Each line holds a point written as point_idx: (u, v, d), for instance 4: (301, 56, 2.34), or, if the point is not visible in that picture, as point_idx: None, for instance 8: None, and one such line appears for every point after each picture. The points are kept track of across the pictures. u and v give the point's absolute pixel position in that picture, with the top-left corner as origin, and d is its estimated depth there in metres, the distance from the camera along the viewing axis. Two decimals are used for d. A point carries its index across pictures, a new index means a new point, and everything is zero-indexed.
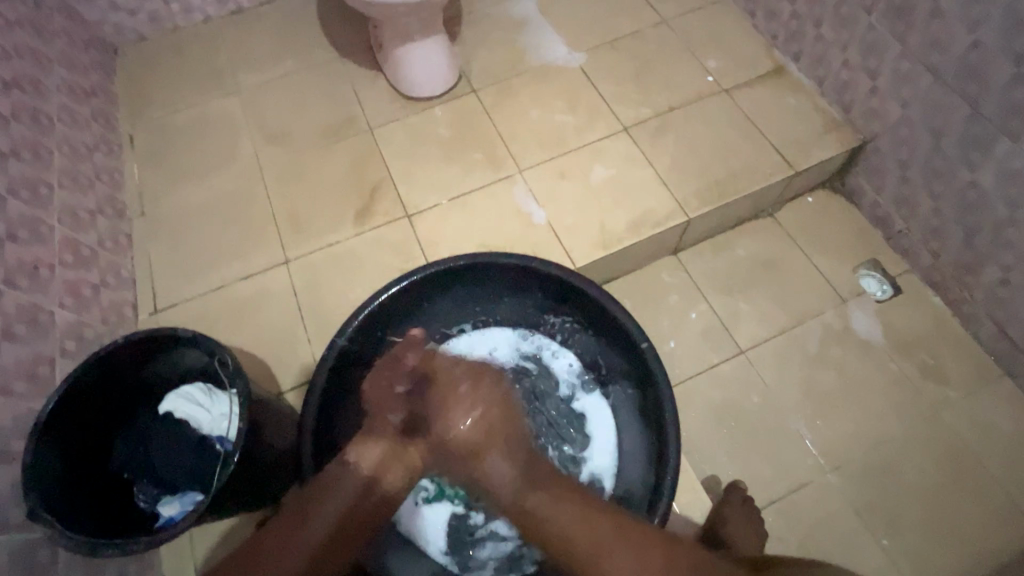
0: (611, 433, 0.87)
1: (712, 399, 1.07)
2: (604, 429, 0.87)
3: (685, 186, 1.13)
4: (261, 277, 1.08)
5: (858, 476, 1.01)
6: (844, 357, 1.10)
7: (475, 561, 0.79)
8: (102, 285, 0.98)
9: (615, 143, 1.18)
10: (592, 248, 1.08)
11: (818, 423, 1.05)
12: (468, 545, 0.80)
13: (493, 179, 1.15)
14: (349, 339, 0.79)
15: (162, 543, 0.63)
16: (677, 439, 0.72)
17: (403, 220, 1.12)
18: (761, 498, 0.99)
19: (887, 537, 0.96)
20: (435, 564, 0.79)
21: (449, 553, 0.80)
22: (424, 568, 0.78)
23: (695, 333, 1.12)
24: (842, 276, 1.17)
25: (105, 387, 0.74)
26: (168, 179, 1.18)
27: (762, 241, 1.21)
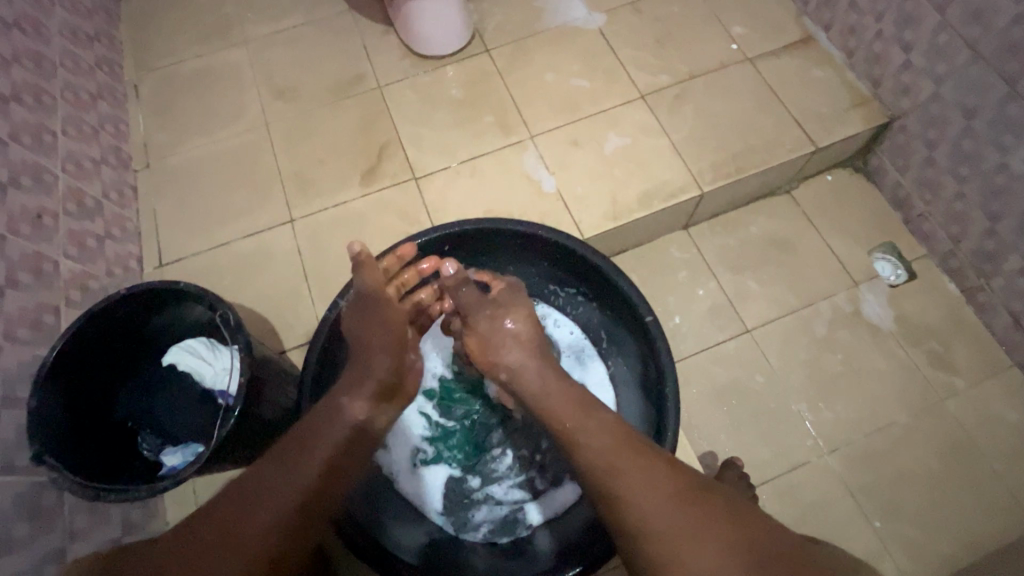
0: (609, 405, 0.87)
1: (714, 377, 1.06)
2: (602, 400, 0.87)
3: (701, 158, 1.10)
4: (265, 235, 1.07)
5: (857, 459, 1.01)
6: (852, 340, 1.09)
7: (470, 524, 0.80)
8: (106, 236, 0.98)
9: (631, 111, 1.14)
10: (601, 219, 1.05)
11: (819, 405, 1.04)
12: (464, 507, 0.81)
13: (504, 144, 1.12)
14: (350, 301, 0.78)
15: (164, 492, 0.64)
16: (677, 415, 0.71)
17: (410, 183, 1.10)
18: (756, 476, 1.00)
19: (880, 520, 0.97)
20: (430, 524, 0.80)
21: (445, 514, 0.80)
22: (419, 528, 0.79)
23: (701, 310, 1.11)
24: (856, 259, 1.15)
25: (107, 337, 0.74)
26: (174, 131, 1.16)
27: (776, 219, 1.18)
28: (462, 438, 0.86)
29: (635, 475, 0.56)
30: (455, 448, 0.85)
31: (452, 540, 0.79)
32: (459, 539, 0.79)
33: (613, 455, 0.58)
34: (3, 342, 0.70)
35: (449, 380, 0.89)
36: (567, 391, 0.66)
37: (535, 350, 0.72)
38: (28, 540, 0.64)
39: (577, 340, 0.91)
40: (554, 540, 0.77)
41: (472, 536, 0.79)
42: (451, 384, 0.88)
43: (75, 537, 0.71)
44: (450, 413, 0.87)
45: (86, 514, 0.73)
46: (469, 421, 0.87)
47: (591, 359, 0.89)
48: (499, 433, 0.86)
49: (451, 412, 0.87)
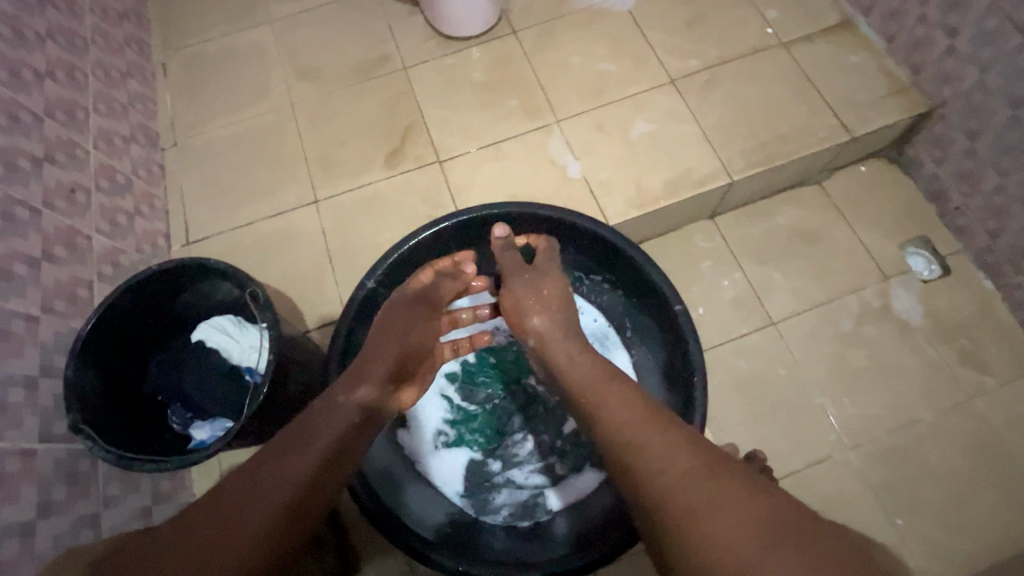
0: None
1: (736, 368, 1.05)
2: None
3: (731, 145, 1.07)
4: (290, 215, 1.08)
5: (880, 455, 0.99)
6: (879, 336, 1.06)
7: (490, 506, 0.81)
8: (136, 213, 1.00)
9: (659, 96, 1.12)
10: (626, 206, 1.04)
11: (843, 400, 1.02)
12: (485, 490, 0.82)
13: (528, 128, 1.11)
14: (378, 282, 0.79)
15: (195, 464, 0.65)
16: (704, 404, 0.71)
17: (434, 166, 1.09)
18: (776, 469, 0.99)
19: (903, 518, 0.95)
20: (451, 505, 0.80)
21: (465, 496, 0.81)
22: (440, 509, 0.80)
23: (724, 301, 1.09)
24: (887, 253, 1.12)
25: (139, 311, 0.75)
26: (201, 111, 1.17)
27: (806, 210, 1.15)
28: (483, 422, 0.86)
29: (653, 446, 0.55)
30: (477, 431, 0.86)
31: (473, 521, 0.79)
32: (479, 521, 0.80)
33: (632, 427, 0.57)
34: (40, 313, 0.72)
35: (472, 363, 0.89)
36: (592, 377, 0.66)
37: (559, 336, 0.71)
38: (66, 505, 0.67)
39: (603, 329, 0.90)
40: (573, 525, 0.78)
41: (493, 518, 0.80)
42: (473, 368, 0.89)
43: (109, 504, 0.73)
44: (473, 397, 0.87)
45: (119, 483, 0.76)
46: (490, 405, 0.87)
47: (615, 347, 0.89)
48: (520, 419, 0.86)
49: (474, 395, 0.87)
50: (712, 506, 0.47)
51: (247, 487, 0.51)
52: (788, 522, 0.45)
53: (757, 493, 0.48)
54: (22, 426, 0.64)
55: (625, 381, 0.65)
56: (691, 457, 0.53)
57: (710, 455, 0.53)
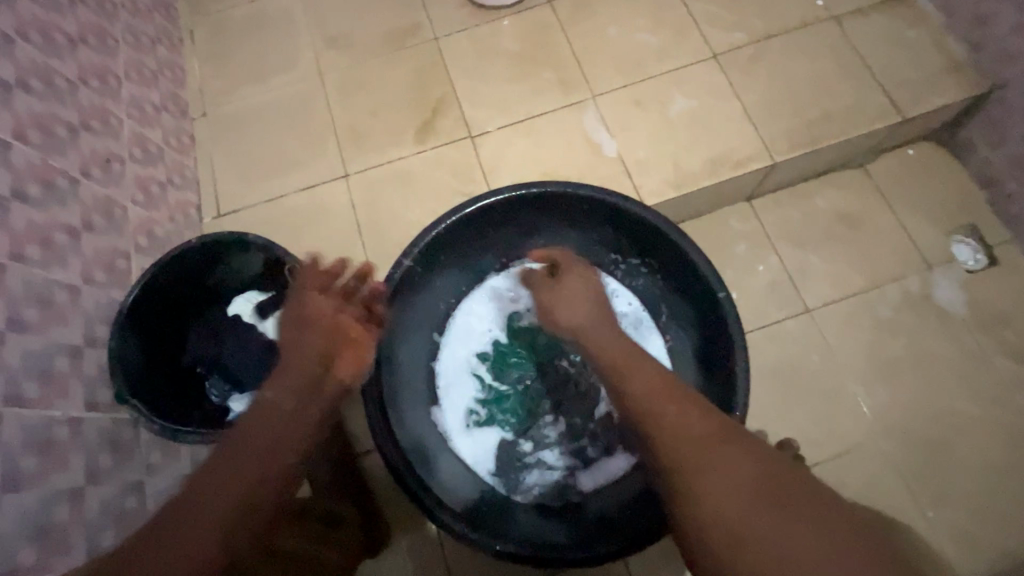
0: None
1: (768, 355, 1.03)
2: None
3: (774, 125, 1.03)
4: (319, 188, 1.06)
5: (913, 446, 0.97)
6: (919, 326, 1.03)
7: (520, 485, 0.81)
8: (168, 183, 0.99)
9: (700, 71, 1.07)
10: (663, 186, 1.01)
11: (878, 391, 1.00)
12: (516, 469, 0.82)
13: (563, 102, 1.07)
14: (414, 261, 0.78)
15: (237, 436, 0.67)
16: (746, 393, 0.69)
17: (465, 140, 1.07)
18: (807, 457, 0.97)
19: (933, 511, 0.94)
20: (481, 484, 0.81)
21: (495, 474, 0.81)
22: (471, 487, 0.80)
23: (759, 286, 1.07)
24: (932, 240, 1.08)
25: (177, 285, 0.76)
26: (229, 79, 1.15)
27: (848, 194, 1.11)
28: (514, 401, 0.86)
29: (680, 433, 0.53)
30: (508, 410, 0.86)
31: (502, 499, 0.80)
32: (509, 499, 0.80)
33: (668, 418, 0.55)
34: (81, 283, 0.72)
35: (505, 344, 0.88)
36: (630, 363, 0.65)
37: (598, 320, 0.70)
38: (111, 471, 0.68)
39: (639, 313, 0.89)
40: (604, 508, 0.78)
41: (522, 497, 0.80)
42: (505, 348, 0.88)
43: (151, 472, 0.74)
44: (505, 377, 0.87)
45: (159, 452, 0.77)
46: (522, 386, 0.87)
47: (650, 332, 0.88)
48: (552, 400, 0.86)
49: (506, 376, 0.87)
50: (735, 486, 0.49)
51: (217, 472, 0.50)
52: (794, 492, 0.47)
53: (771, 464, 0.50)
54: (68, 395, 0.66)
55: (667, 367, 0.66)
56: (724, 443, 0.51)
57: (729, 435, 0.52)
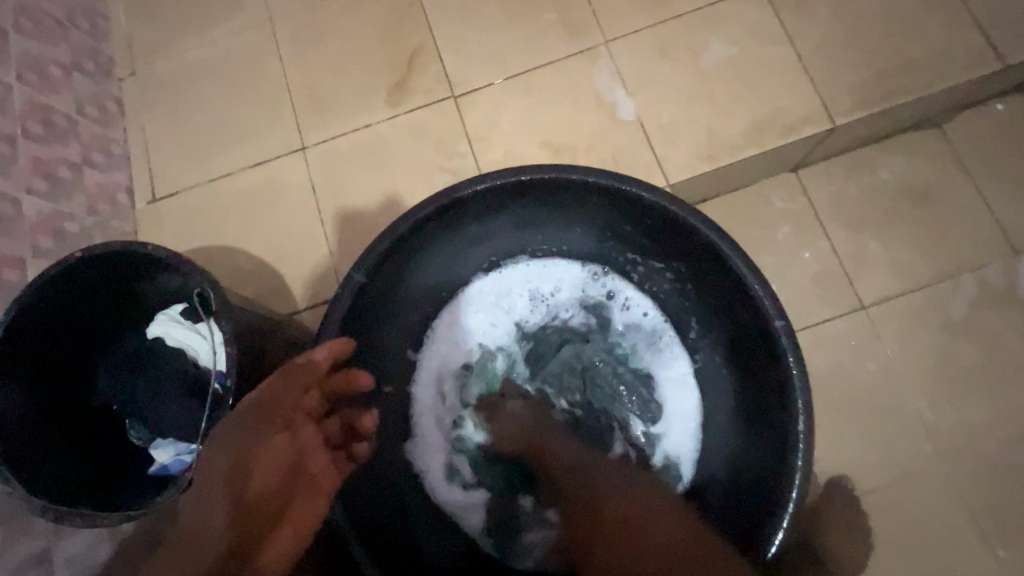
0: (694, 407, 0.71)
1: (814, 362, 0.86)
2: (685, 401, 0.71)
3: (835, 76, 0.81)
4: (272, 165, 0.88)
5: (984, 471, 0.82)
6: (998, 327, 0.86)
7: (517, 550, 0.68)
8: (85, 164, 0.81)
9: (742, 6, 0.85)
10: (692, 158, 0.81)
11: (946, 405, 0.84)
12: (515, 528, 0.69)
13: (568, 51, 0.86)
14: (369, 274, 0.59)
15: (141, 518, 0.51)
16: (805, 445, 0.55)
17: (447, 102, 0.87)
18: (856, 484, 0.82)
19: (1006, 548, 0.79)
20: (475, 541, 0.69)
21: (490, 533, 0.69)
22: (463, 546, 0.68)
23: (805, 278, 0.89)
24: (1021, 219, 0.88)
25: (71, 308, 0.58)
26: (160, 28, 0.94)
27: (920, 163, 0.91)
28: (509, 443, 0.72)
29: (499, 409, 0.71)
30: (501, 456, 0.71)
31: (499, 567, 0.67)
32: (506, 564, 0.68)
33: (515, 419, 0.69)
34: None
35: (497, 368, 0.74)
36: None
37: None
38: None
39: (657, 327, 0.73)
40: None
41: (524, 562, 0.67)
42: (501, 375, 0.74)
43: (61, 533, 0.61)
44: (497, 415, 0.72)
45: None
46: None
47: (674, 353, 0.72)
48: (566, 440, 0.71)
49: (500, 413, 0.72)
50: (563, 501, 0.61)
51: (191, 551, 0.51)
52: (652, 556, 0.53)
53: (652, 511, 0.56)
54: None
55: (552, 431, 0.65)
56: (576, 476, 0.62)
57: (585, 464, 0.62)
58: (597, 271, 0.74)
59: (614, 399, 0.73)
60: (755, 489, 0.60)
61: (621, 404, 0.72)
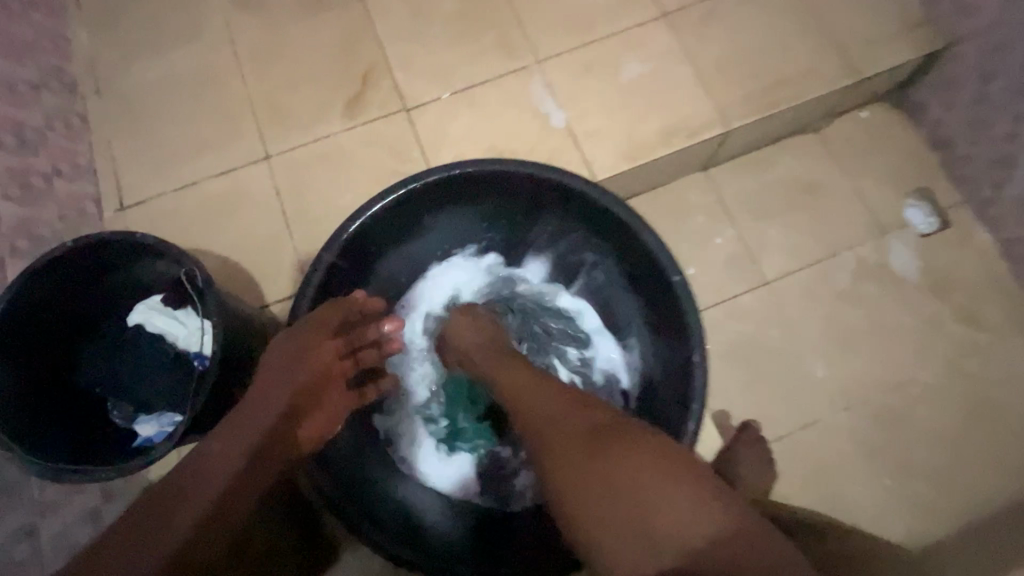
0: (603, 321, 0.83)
1: (728, 331, 1.00)
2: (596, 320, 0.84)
3: (729, 89, 0.97)
4: (238, 173, 0.95)
5: (872, 415, 0.97)
6: (874, 293, 1.02)
7: (512, 493, 0.77)
8: (54, 174, 0.86)
9: (652, 32, 1.00)
10: (616, 158, 0.95)
11: (838, 361, 0.99)
12: (500, 480, 0.79)
13: (506, 69, 0.98)
14: (338, 256, 0.69)
15: (134, 472, 0.57)
16: (703, 387, 0.64)
17: (400, 114, 0.97)
18: (768, 433, 0.96)
19: (892, 478, 0.94)
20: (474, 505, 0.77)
21: (484, 492, 0.78)
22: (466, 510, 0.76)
23: (718, 260, 1.03)
24: (887, 204, 1.06)
25: (58, 296, 0.63)
26: (124, 50, 1.01)
27: (805, 161, 1.08)
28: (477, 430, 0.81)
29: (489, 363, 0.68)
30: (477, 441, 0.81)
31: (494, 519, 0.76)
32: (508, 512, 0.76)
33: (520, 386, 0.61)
34: None
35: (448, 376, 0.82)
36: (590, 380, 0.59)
37: None
38: None
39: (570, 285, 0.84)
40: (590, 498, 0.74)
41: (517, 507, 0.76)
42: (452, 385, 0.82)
43: (48, 511, 0.67)
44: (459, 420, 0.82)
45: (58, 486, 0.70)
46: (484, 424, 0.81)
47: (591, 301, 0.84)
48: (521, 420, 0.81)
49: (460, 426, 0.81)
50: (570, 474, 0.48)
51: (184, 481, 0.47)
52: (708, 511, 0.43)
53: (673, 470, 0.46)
54: None
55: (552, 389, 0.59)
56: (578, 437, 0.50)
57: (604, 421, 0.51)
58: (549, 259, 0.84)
59: (546, 347, 0.84)
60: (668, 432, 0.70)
61: (548, 347, 0.84)
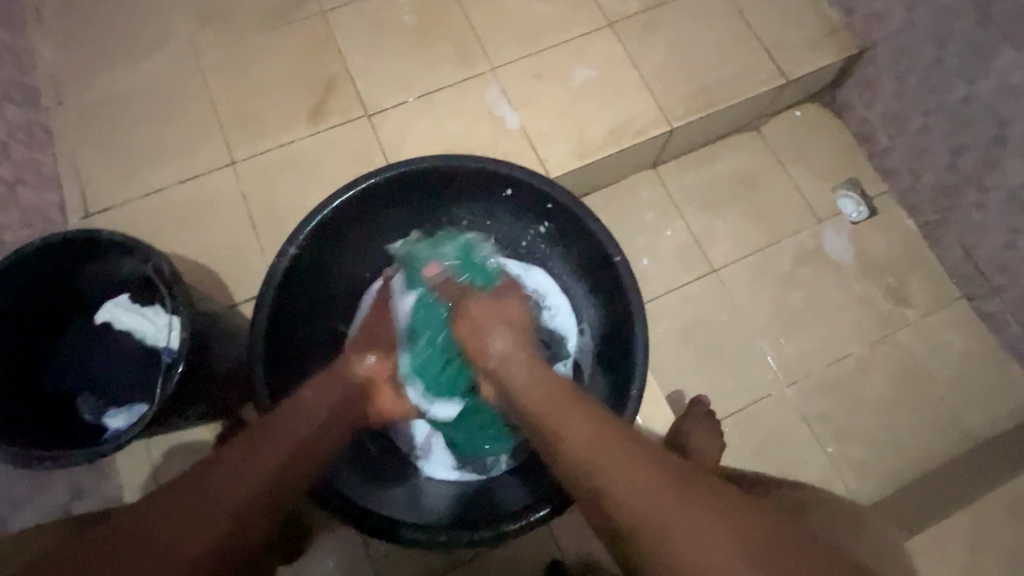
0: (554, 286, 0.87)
1: (681, 316, 1.07)
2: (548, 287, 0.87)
3: (672, 91, 1.05)
4: (204, 179, 0.98)
5: (814, 389, 1.04)
6: (813, 277, 1.10)
7: (486, 465, 0.81)
8: (20, 183, 0.88)
9: (599, 40, 1.07)
10: (569, 157, 1.01)
11: (782, 340, 1.07)
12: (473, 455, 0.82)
13: (463, 76, 1.04)
14: (301, 249, 0.72)
15: (109, 452, 0.61)
16: (645, 357, 0.70)
17: (363, 120, 1.01)
18: (720, 410, 1.02)
19: (833, 445, 1.02)
20: (452, 485, 0.81)
21: (460, 467, 0.82)
22: (447, 490, 0.80)
23: (670, 251, 1.10)
24: (820, 195, 1.15)
25: (26, 295, 0.67)
26: (87, 63, 1.03)
27: (745, 156, 1.16)
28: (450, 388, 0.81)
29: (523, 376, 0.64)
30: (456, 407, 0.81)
31: (473, 489, 0.80)
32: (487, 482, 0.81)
33: (544, 412, 0.59)
34: None
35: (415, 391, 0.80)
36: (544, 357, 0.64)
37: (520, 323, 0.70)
38: None
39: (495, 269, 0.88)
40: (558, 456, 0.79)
41: (490, 472, 0.81)
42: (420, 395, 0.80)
43: (17, 506, 0.69)
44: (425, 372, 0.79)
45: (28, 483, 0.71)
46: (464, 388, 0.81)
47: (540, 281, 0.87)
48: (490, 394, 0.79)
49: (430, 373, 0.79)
50: (642, 495, 0.46)
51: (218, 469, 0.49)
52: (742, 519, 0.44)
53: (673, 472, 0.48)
54: None
55: (580, 415, 0.56)
56: (642, 463, 0.49)
57: (654, 450, 0.51)
58: (505, 250, 0.89)
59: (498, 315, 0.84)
60: (615, 403, 0.74)
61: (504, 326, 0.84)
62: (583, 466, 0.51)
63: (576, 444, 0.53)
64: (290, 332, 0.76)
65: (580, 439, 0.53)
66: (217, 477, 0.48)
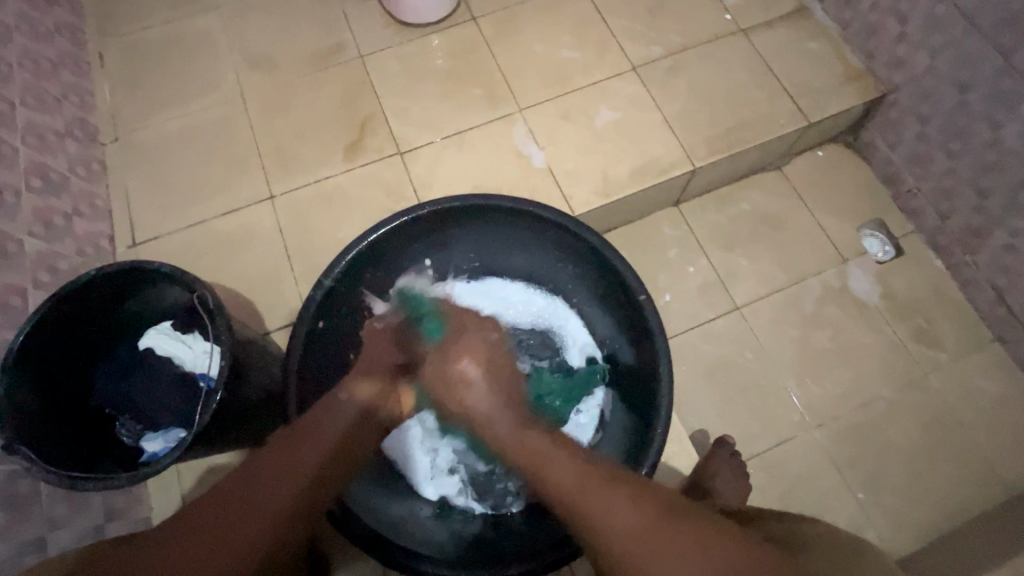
0: (581, 327, 0.89)
1: (704, 354, 1.06)
2: (574, 326, 0.89)
3: (694, 132, 1.07)
4: (243, 212, 1.03)
5: (841, 433, 1.02)
6: (839, 317, 1.09)
7: (503, 497, 0.82)
8: (75, 214, 0.94)
9: (623, 83, 1.11)
10: (593, 195, 1.03)
11: (807, 381, 1.05)
12: (489, 487, 0.82)
13: (492, 117, 1.08)
14: (336, 281, 0.76)
15: (147, 478, 0.63)
16: (669, 396, 0.70)
17: (395, 158, 1.06)
18: (744, 452, 1.01)
19: (863, 492, 0.99)
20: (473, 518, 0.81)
21: (480, 502, 0.82)
22: (472, 524, 0.81)
23: (692, 288, 1.10)
24: (845, 234, 1.15)
25: (79, 322, 0.71)
26: (143, 102, 1.10)
27: (768, 196, 1.17)
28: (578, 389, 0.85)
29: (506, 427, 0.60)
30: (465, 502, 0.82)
31: (495, 526, 0.80)
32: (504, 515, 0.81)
33: (530, 453, 0.57)
34: None
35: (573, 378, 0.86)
36: None
37: None
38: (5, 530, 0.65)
39: (490, 308, 0.90)
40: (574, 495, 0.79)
41: (512, 510, 0.81)
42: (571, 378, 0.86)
43: (54, 527, 0.72)
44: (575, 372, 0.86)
45: (66, 504, 0.74)
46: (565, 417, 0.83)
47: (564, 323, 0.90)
48: None
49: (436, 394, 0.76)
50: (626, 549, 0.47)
51: (275, 464, 0.54)
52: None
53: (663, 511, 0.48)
54: None
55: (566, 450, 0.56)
56: (631, 507, 0.49)
57: (638, 485, 0.51)
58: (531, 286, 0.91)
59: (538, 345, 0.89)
60: (640, 441, 0.74)
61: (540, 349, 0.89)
62: (569, 504, 0.52)
63: (562, 480, 0.53)
64: (323, 361, 0.78)
65: (565, 479, 0.53)
66: (276, 463, 0.54)
